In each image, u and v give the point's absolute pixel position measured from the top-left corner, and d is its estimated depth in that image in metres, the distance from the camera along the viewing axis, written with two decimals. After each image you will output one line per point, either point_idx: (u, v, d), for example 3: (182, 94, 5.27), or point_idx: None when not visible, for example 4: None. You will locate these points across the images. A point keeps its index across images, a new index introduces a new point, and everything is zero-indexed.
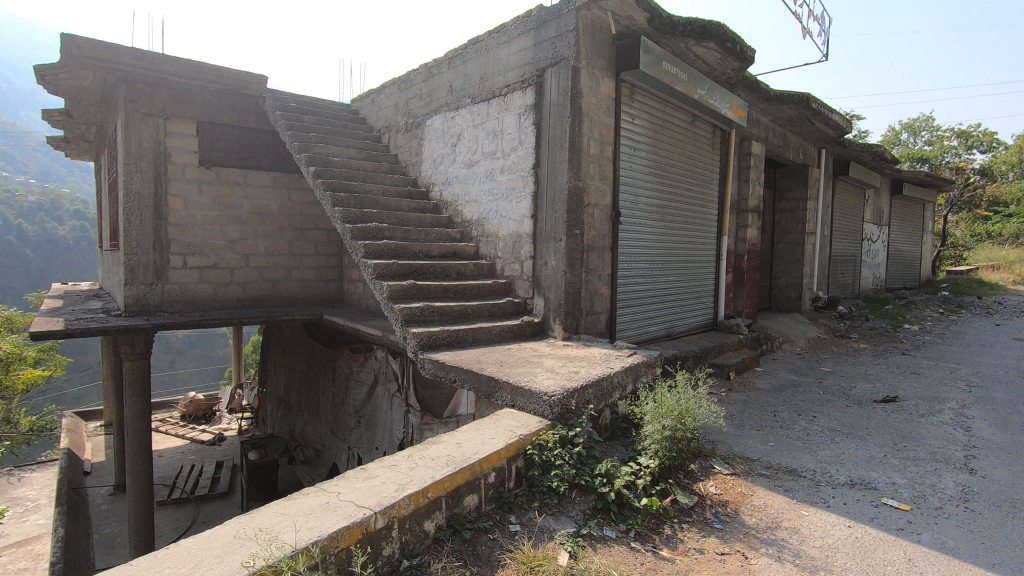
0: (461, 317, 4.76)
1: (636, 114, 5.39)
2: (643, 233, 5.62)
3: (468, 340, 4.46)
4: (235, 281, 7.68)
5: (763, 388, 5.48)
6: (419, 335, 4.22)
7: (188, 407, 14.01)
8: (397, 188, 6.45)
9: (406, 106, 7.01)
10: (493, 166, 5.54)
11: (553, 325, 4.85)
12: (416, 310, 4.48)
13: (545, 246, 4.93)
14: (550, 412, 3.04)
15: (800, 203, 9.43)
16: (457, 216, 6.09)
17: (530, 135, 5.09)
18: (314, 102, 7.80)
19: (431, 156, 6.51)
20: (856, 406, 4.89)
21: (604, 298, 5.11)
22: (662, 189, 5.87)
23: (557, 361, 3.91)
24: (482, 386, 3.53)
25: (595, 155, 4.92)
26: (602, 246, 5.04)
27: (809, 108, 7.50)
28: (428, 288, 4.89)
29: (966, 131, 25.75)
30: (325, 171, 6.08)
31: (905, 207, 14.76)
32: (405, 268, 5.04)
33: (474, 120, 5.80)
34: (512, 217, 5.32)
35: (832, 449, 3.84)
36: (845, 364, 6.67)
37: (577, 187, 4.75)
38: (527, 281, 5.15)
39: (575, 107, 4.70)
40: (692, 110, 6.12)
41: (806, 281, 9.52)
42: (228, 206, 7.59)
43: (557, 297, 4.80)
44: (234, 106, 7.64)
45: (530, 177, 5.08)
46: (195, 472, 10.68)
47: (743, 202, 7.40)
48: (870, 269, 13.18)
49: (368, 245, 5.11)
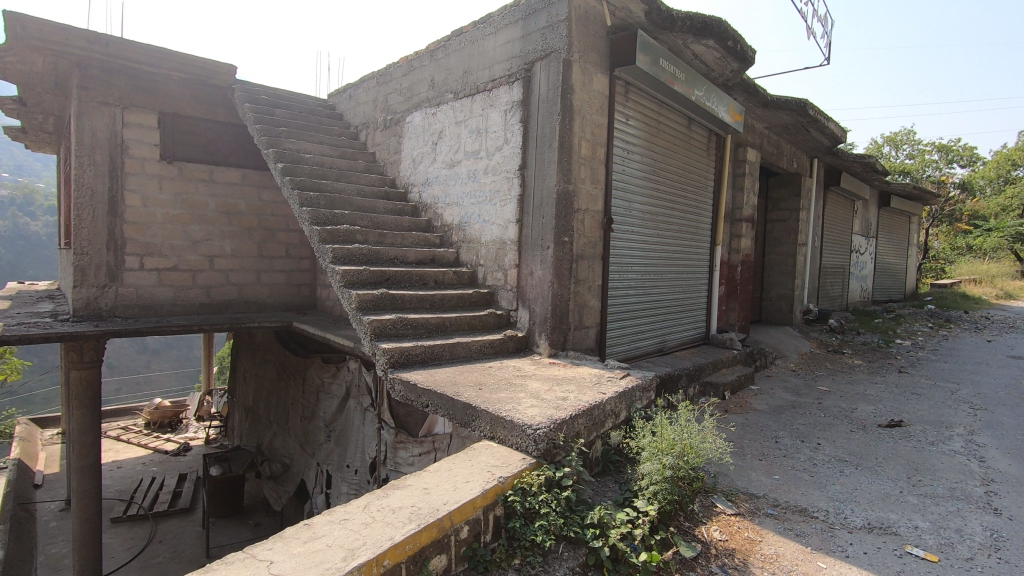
0: (438, 331, 4.33)
1: (630, 114, 5.04)
2: (634, 242, 5.26)
3: (444, 357, 4.05)
4: (197, 285, 7.15)
5: (761, 409, 5.14)
6: (389, 352, 3.79)
7: (153, 414, 13.34)
8: (373, 189, 6.01)
9: (384, 101, 6.59)
10: (476, 166, 5.14)
11: (538, 340, 4.45)
12: (388, 323, 4.04)
13: (531, 254, 4.54)
14: (535, 448, 2.64)
15: (792, 213, 9.18)
16: (437, 219, 5.68)
17: (516, 134, 4.70)
18: (287, 95, 7.34)
19: (410, 155, 6.08)
20: (860, 432, 4.56)
21: (593, 311, 4.73)
22: (656, 196, 5.53)
23: (542, 384, 3.50)
24: (457, 413, 3.11)
25: (587, 157, 4.54)
26: (592, 254, 4.66)
27: (806, 115, 7.24)
28: (403, 297, 4.44)
29: (946, 145, 26.05)
30: (294, 168, 5.62)
31: (892, 220, 14.68)
32: (378, 275, 4.60)
33: (456, 116, 5.40)
34: (496, 222, 4.92)
35: (842, 485, 3.49)
36: (842, 382, 6.37)
37: (566, 190, 4.37)
38: (511, 292, 4.76)
39: (565, 103, 4.33)
40: (688, 112, 5.79)
41: (797, 293, 9.27)
42: (192, 204, 7.08)
43: (543, 311, 4.41)
44: (201, 97, 7.15)
45: (515, 179, 4.69)
46: (155, 486, 10.05)
47: (738, 211, 7.09)
48: (857, 282, 13.03)
49: (337, 249, 4.65)
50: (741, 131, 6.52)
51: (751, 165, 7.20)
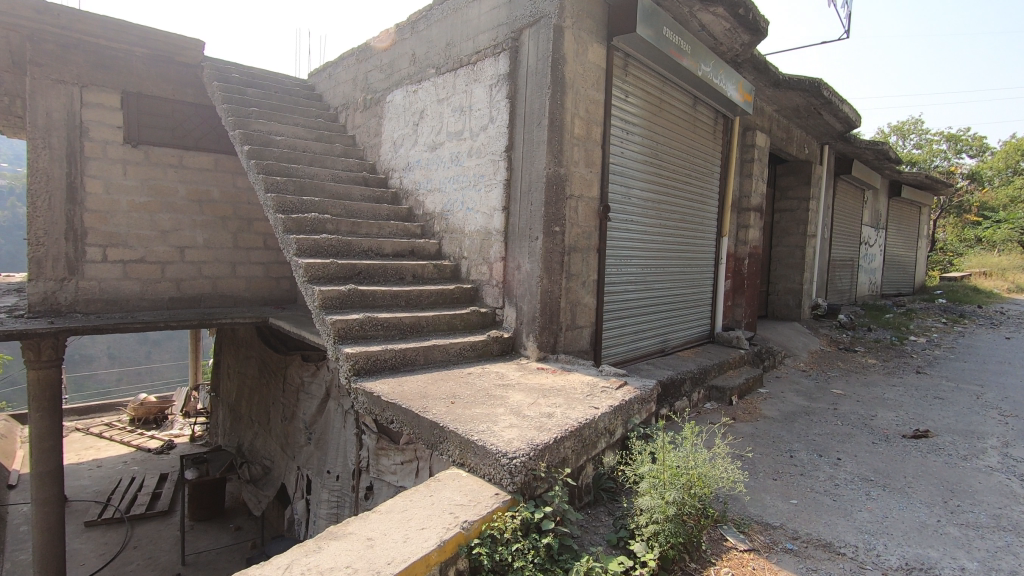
0: (413, 332, 3.87)
1: (630, 90, 4.55)
2: (634, 233, 4.78)
3: (418, 362, 3.59)
4: (166, 278, 6.68)
5: (771, 417, 4.69)
6: (354, 357, 3.31)
7: (137, 410, 12.90)
8: (349, 174, 5.51)
9: (364, 80, 6.09)
10: (459, 148, 4.65)
11: (526, 342, 3.99)
12: (354, 323, 3.57)
13: (518, 246, 4.07)
14: (510, 482, 2.18)
15: (802, 202, 8.67)
16: (418, 208, 5.20)
17: (502, 111, 4.21)
18: (263, 74, 6.83)
19: (390, 138, 5.59)
20: (883, 444, 4.11)
21: (588, 310, 4.26)
22: (658, 183, 5.04)
23: (525, 395, 3.04)
24: (424, 433, 2.65)
25: (581, 136, 4.06)
26: (586, 246, 4.19)
27: (820, 96, 6.73)
28: (374, 293, 3.96)
29: (955, 135, 25.45)
30: (261, 151, 5.12)
31: (902, 211, 14.17)
32: (347, 269, 4.11)
33: (438, 94, 4.90)
34: (480, 210, 4.44)
35: (870, 512, 3.03)
36: (857, 384, 5.91)
37: (557, 174, 3.89)
38: (497, 288, 4.29)
39: (556, 75, 3.84)
40: (693, 90, 5.30)
41: (806, 287, 8.80)
42: (160, 191, 6.60)
43: (531, 309, 3.95)
44: (168, 75, 6.63)
45: (502, 161, 4.21)
46: (134, 487, 9.63)
47: (745, 200, 6.60)
48: (866, 275, 12.55)
49: (302, 239, 4.15)
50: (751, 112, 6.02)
51: (761, 150, 6.70)
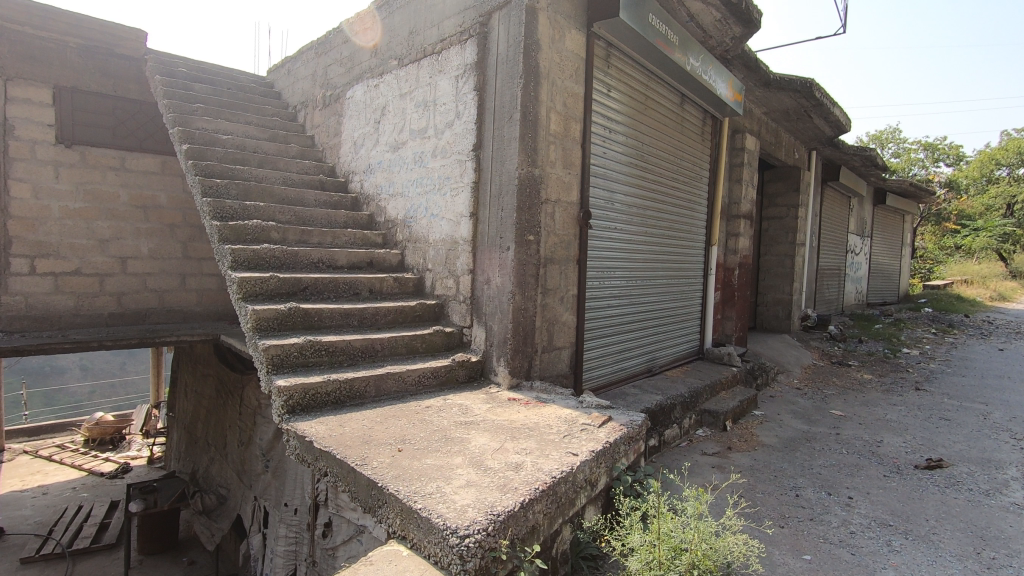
0: (366, 357, 3.33)
1: (612, 84, 4.11)
2: (618, 241, 4.33)
3: (368, 394, 3.06)
4: (105, 291, 6.03)
5: (770, 445, 4.24)
6: (287, 392, 2.78)
7: (92, 431, 12.03)
8: (304, 177, 4.98)
9: (323, 75, 5.57)
10: (423, 148, 4.15)
11: (496, 367, 3.49)
12: (292, 349, 3.03)
13: (487, 257, 3.58)
14: (461, 571, 1.68)
15: (790, 209, 8.33)
16: (380, 214, 4.69)
17: (469, 105, 3.73)
18: (215, 69, 6.27)
19: (350, 137, 5.08)
20: (896, 478, 3.67)
21: (567, 329, 3.78)
22: (644, 188, 4.61)
23: (491, 438, 2.53)
24: (362, 493, 2.12)
25: (558, 134, 3.60)
26: (565, 258, 3.71)
27: (811, 97, 6.38)
28: (320, 312, 3.42)
29: (933, 143, 25.68)
30: (202, 151, 4.57)
31: (886, 219, 14.01)
32: (290, 283, 3.56)
33: (401, 88, 4.41)
34: (446, 216, 3.94)
35: (897, 572, 2.57)
36: (856, 404, 5.50)
37: (531, 175, 3.42)
38: (464, 304, 3.79)
39: (529, 63, 3.37)
40: (680, 86, 4.89)
41: (795, 298, 8.44)
42: (98, 196, 6.00)
43: (502, 329, 3.46)
44: (107, 69, 6.04)
45: (469, 162, 3.72)
46: (80, 516, 8.86)
47: (735, 206, 6.20)
48: (852, 284, 12.31)
49: (238, 250, 3.59)
50: (741, 112, 5.64)
51: (750, 154, 6.32)
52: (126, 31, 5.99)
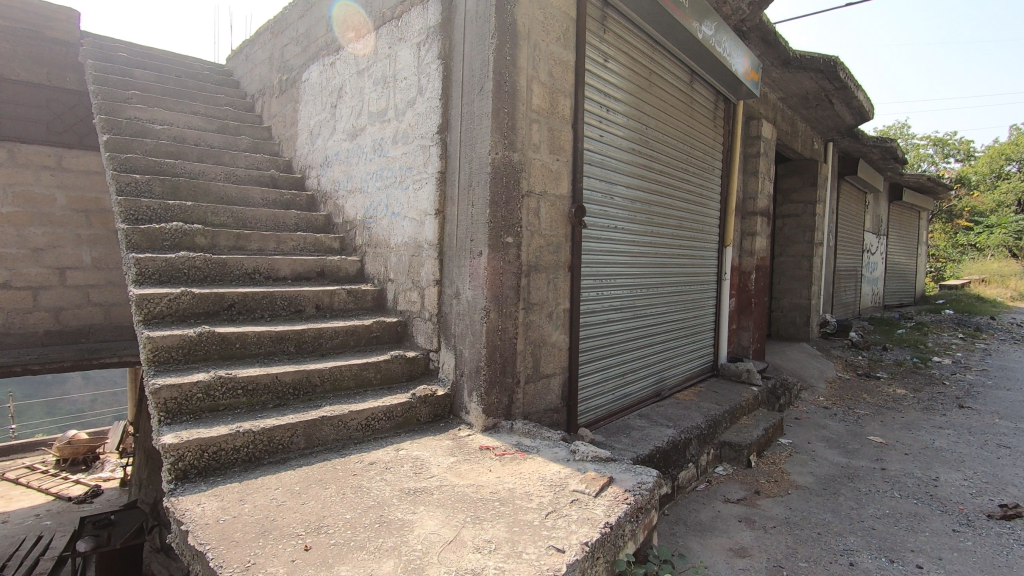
0: (300, 396, 2.61)
1: (609, 52, 3.40)
2: (620, 243, 3.63)
3: (294, 448, 2.34)
4: (40, 307, 5.28)
5: (806, 487, 3.50)
6: (178, 451, 2.05)
7: (63, 451, 11.26)
8: (251, 172, 4.27)
9: (280, 57, 4.87)
10: (383, 133, 3.45)
11: (468, 404, 2.78)
12: (194, 391, 2.31)
13: (456, 264, 2.87)
14: None
15: (807, 205, 7.62)
16: (337, 215, 3.99)
17: (434, 77, 3.02)
18: (165, 55, 5.58)
19: (306, 126, 4.38)
20: (971, 536, 2.93)
21: (557, 352, 3.06)
22: (649, 179, 3.90)
23: (444, 519, 1.81)
24: None
25: (542, 110, 2.89)
26: (554, 264, 3.00)
27: (835, 79, 5.66)
28: (243, 337, 2.69)
29: (942, 139, 24.96)
30: (126, 143, 3.86)
31: (902, 216, 13.27)
32: (209, 301, 2.83)
33: (358, 64, 3.71)
34: (408, 215, 3.24)
35: None
36: (896, 427, 4.77)
37: (508, 161, 2.71)
38: (430, 324, 3.08)
39: (502, 19, 2.67)
40: (689, 60, 4.20)
41: (813, 302, 7.71)
42: (31, 198, 5.29)
43: (474, 356, 2.74)
44: (39, 56, 5.35)
45: (434, 147, 3.02)
46: (38, 549, 8.06)
47: (751, 202, 5.47)
48: (869, 286, 11.59)
49: (144, 259, 2.86)
50: (758, 94, 4.93)
51: (766, 144, 5.62)
52: (53, 10, 5.34)
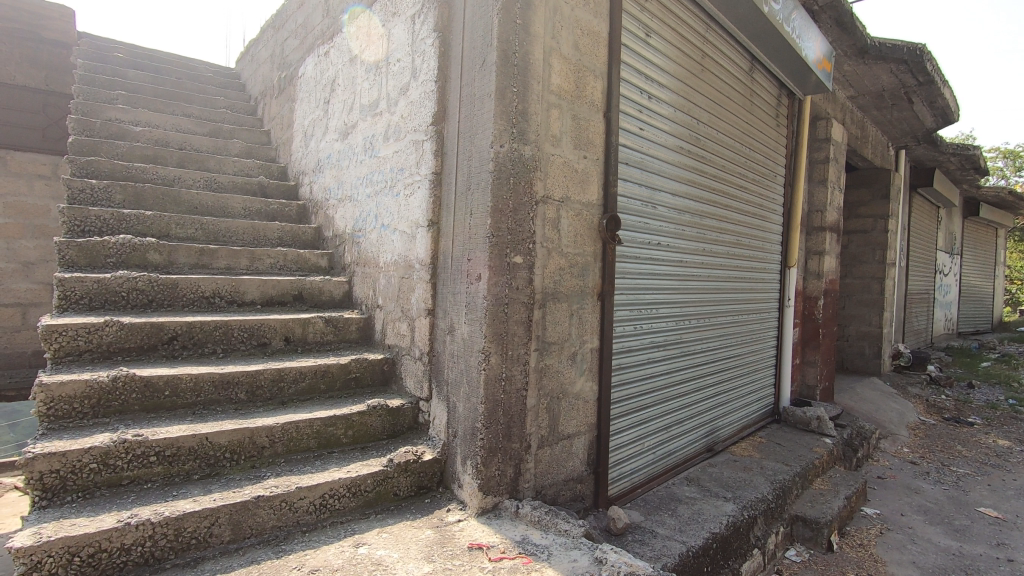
0: (239, 462, 1.99)
1: (653, 26, 2.74)
2: (664, 264, 2.92)
3: (213, 543, 1.71)
4: (29, 326, 4.84)
5: None
6: (34, 556, 1.45)
7: None
8: (237, 179, 3.76)
9: (280, 53, 4.40)
10: (374, 129, 2.86)
11: (461, 476, 2.12)
12: (82, 460, 1.72)
13: (450, 291, 2.23)
14: None
15: (877, 220, 6.69)
16: (328, 227, 3.44)
17: (429, 54, 2.41)
18: (166, 57, 5.21)
19: (301, 127, 3.86)
20: None
21: (582, 405, 2.36)
22: (700, 185, 3.18)
23: None
24: None
25: (564, 91, 2.23)
26: (578, 291, 2.32)
27: (921, 71, 4.81)
28: (176, 383, 2.10)
29: (1014, 150, 23.06)
30: (95, 144, 3.39)
31: (977, 233, 11.97)
32: (144, 333, 2.26)
33: (351, 50, 3.16)
34: (400, 226, 2.62)
35: None
36: (1012, 495, 3.82)
37: (518, 154, 2.06)
38: (420, 365, 2.43)
39: None
40: (750, 44, 3.49)
41: (885, 331, 6.74)
42: (23, 209, 4.86)
43: (470, 414, 2.07)
44: (33, 57, 5.07)
45: (428, 141, 2.39)
46: None
47: (818, 216, 4.66)
48: (942, 310, 10.38)
49: (71, 279, 2.32)
50: (829, 87, 4.17)
51: (836, 148, 4.81)
52: (41, 7, 5.11)
